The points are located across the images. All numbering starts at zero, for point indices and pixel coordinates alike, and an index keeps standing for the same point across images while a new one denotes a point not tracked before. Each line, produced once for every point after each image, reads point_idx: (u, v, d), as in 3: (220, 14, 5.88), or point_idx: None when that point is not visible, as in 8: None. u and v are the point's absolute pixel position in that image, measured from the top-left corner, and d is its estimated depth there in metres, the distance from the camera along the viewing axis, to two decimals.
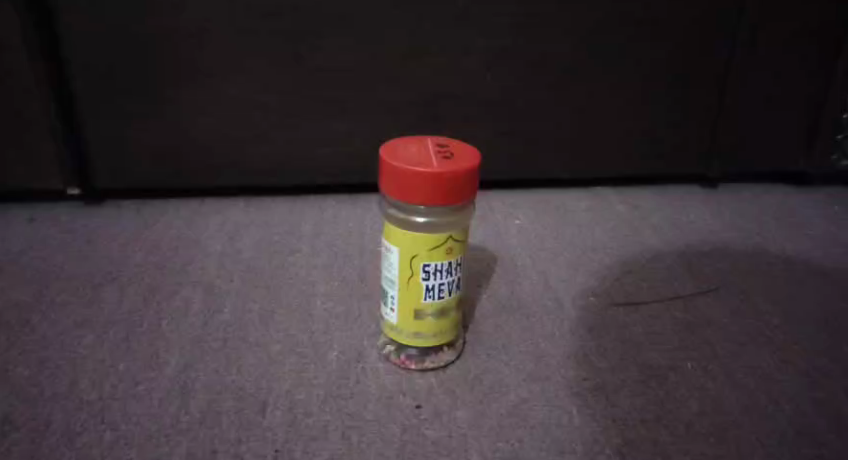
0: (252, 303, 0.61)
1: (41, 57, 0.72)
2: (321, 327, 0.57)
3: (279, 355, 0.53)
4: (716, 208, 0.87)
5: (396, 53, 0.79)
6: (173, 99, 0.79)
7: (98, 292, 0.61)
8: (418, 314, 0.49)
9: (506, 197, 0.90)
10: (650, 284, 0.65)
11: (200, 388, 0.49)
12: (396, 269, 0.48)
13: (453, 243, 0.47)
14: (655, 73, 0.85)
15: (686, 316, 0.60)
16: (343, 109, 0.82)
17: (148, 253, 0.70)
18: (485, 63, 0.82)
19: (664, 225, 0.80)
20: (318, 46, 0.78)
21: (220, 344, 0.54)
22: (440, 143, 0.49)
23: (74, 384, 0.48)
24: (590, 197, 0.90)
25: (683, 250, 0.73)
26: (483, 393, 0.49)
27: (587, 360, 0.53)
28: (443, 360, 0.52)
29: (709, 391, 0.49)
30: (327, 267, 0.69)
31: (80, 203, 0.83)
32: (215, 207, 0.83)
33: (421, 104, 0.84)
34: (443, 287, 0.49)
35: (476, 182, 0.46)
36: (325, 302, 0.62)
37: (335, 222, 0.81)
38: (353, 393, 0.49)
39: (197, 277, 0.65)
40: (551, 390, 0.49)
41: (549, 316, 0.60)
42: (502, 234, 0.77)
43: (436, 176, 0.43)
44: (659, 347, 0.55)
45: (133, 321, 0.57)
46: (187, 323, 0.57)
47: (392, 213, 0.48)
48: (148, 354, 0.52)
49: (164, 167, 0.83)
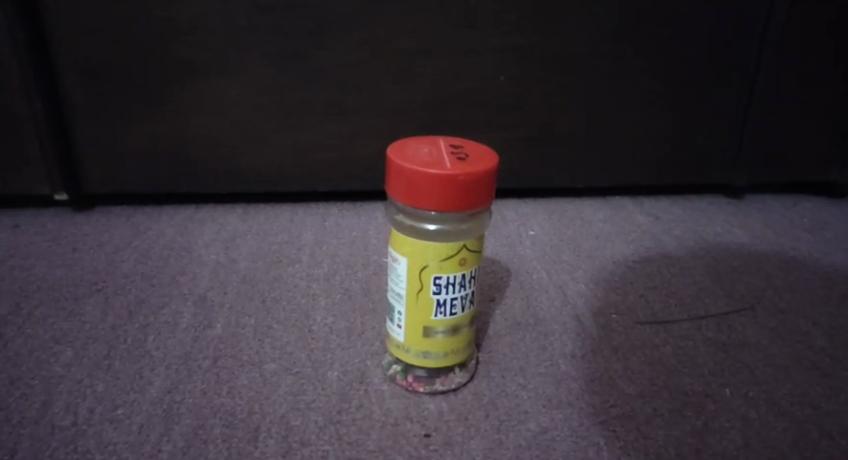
0: (246, 317, 0.56)
1: (28, 55, 0.68)
2: (321, 345, 0.53)
3: (274, 376, 0.48)
4: (740, 220, 0.82)
5: (405, 54, 0.76)
6: (168, 100, 0.75)
7: (81, 304, 0.57)
8: (427, 331, 0.44)
9: (518, 206, 0.85)
10: (677, 301, 0.60)
11: (185, 413, 0.44)
12: (404, 282, 0.44)
13: (467, 253, 0.43)
14: (676, 77, 0.81)
15: (719, 336, 0.55)
16: (348, 112, 0.78)
17: (138, 263, 0.65)
18: (496, 65, 0.78)
19: (686, 237, 0.75)
20: (324, 45, 0.74)
21: (210, 363, 0.50)
22: (454, 144, 0.45)
23: (47, 407, 0.44)
24: (607, 207, 0.86)
25: (710, 264, 0.68)
26: (499, 421, 0.44)
27: (614, 384, 0.48)
28: (454, 383, 0.48)
29: (752, 421, 0.44)
30: (328, 279, 0.64)
31: (69, 209, 0.79)
32: (212, 215, 0.79)
33: (431, 109, 0.80)
34: (455, 302, 0.44)
35: (493, 186, 0.41)
36: (326, 317, 0.57)
37: (337, 231, 0.76)
38: (355, 419, 0.44)
39: (189, 288, 0.60)
40: (575, 418, 0.44)
41: (569, 334, 0.55)
42: (516, 245, 0.72)
43: (449, 178, 0.39)
44: (692, 371, 0.50)
45: (117, 336, 0.52)
46: (175, 339, 0.52)
47: (400, 219, 0.43)
48: (130, 374, 0.48)
49: (158, 171, 0.79)
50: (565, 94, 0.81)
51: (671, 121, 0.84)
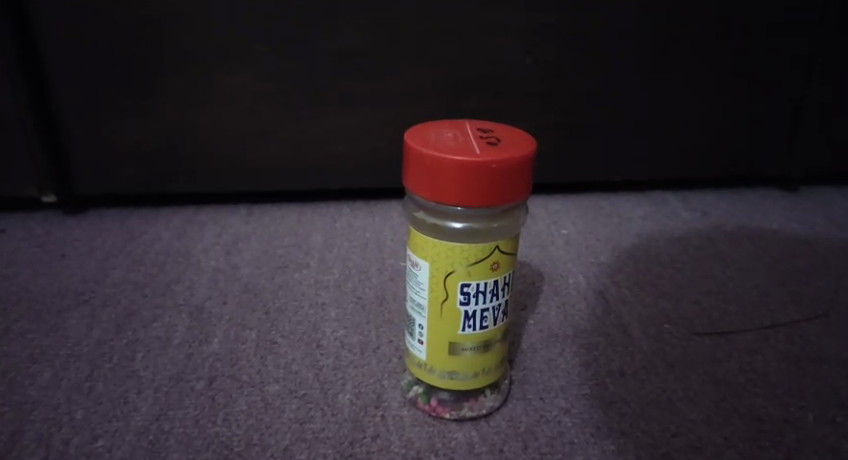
0: (247, 331, 0.50)
1: (11, 45, 0.62)
2: (331, 363, 0.46)
3: (277, 400, 0.42)
4: (794, 215, 0.74)
5: (420, 37, 0.69)
6: (165, 92, 0.69)
7: (65, 318, 0.51)
8: (453, 348, 0.38)
9: (546, 203, 0.78)
10: (737, 308, 0.53)
11: (173, 446, 0.37)
12: (425, 290, 0.37)
13: (500, 256, 0.36)
14: (722, 58, 0.74)
15: (791, 349, 0.47)
16: (361, 104, 0.72)
17: (130, 270, 0.59)
18: (520, 50, 0.71)
19: (738, 234, 0.67)
20: (332, 28, 0.68)
21: (204, 385, 0.43)
22: (482, 128, 0.38)
23: (14, 438, 0.38)
24: (644, 203, 0.78)
25: (770, 265, 0.60)
26: (541, 455, 0.37)
27: (673, 407, 0.41)
28: (485, 408, 0.41)
29: (845, 454, 0.37)
30: (340, 286, 0.58)
31: (60, 213, 0.74)
32: (213, 217, 0.73)
33: (450, 97, 0.73)
34: (486, 315, 0.37)
35: (529, 175, 0.34)
36: (336, 330, 0.51)
37: (349, 233, 0.70)
38: (371, 452, 0.37)
39: (185, 298, 0.54)
40: (630, 451, 0.37)
41: (614, 348, 0.48)
42: (547, 246, 0.65)
43: (478, 167, 0.32)
44: (765, 392, 0.42)
45: (101, 354, 0.46)
46: (166, 357, 0.46)
47: (421, 217, 0.37)
48: (113, 398, 0.42)
49: (156, 170, 0.73)
50: (597, 80, 0.74)
51: (714, 107, 0.77)
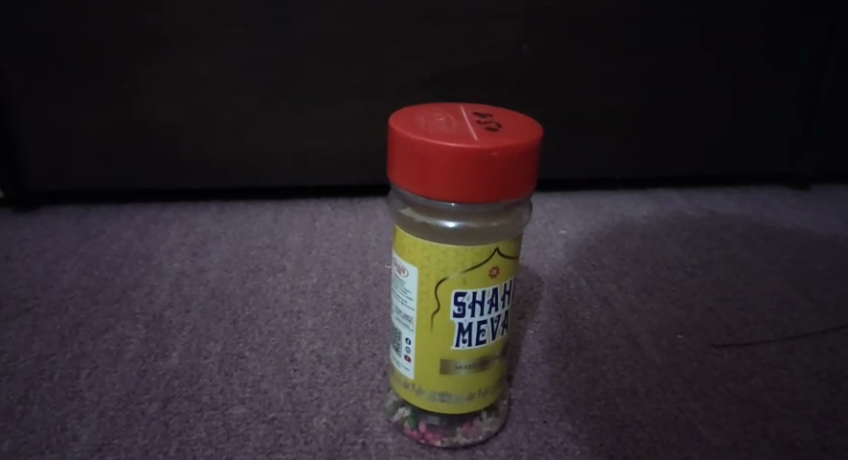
0: (212, 343, 0.44)
1: None
2: (306, 380, 0.41)
3: (241, 425, 0.36)
4: (805, 215, 0.70)
5: (410, 21, 0.64)
6: (128, 78, 0.63)
7: (2, 329, 0.45)
8: (445, 366, 0.33)
9: (543, 201, 0.73)
10: (756, 317, 0.48)
11: None
12: (413, 300, 0.32)
13: (500, 261, 0.31)
14: (730, 48, 0.69)
15: (820, 363, 0.43)
16: (345, 94, 0.67)
17: (83, 274, 0.53)
18: (516, 37, 0.66)
19: (749, 236, 0.63)
20: (313, 9, 0.62)
21: (157, 407, 0.37)
22: (479, 112, 0.33)
23: None
24: (646, 201, 0.73)
25: (787, 269, 0.56)
26: None
27: (694, 431, 0.36)
28: (482, 433, 0.35)
29: None
30: (318, 291, 0.52)
31: (11, 211, 0.67)
32: (182, 215, 0.67)
33: (441, 87, 0.68)
34: (483, 328, 0.32)
35: (535, 166, 0.29)
36: (312, 342, 0.45)
37: (331, 233, 0.64)
38: None
39: (142, 306, 0.49)
40: None
41: (624, 362, 0.43)
42: (545, 248, 0.60)
43: (479, 156, 0.27)
44: (797, 413, 0.38)
45: (40, 371, 0.40)
46: (116, 375, 0.40)
47: (408, 215, 0.32)
48: (49, 425, 0.36)
49: (118, 164, 0.67)
50: (598, 70, 0.69)
51: (720, 100, 0.72)
